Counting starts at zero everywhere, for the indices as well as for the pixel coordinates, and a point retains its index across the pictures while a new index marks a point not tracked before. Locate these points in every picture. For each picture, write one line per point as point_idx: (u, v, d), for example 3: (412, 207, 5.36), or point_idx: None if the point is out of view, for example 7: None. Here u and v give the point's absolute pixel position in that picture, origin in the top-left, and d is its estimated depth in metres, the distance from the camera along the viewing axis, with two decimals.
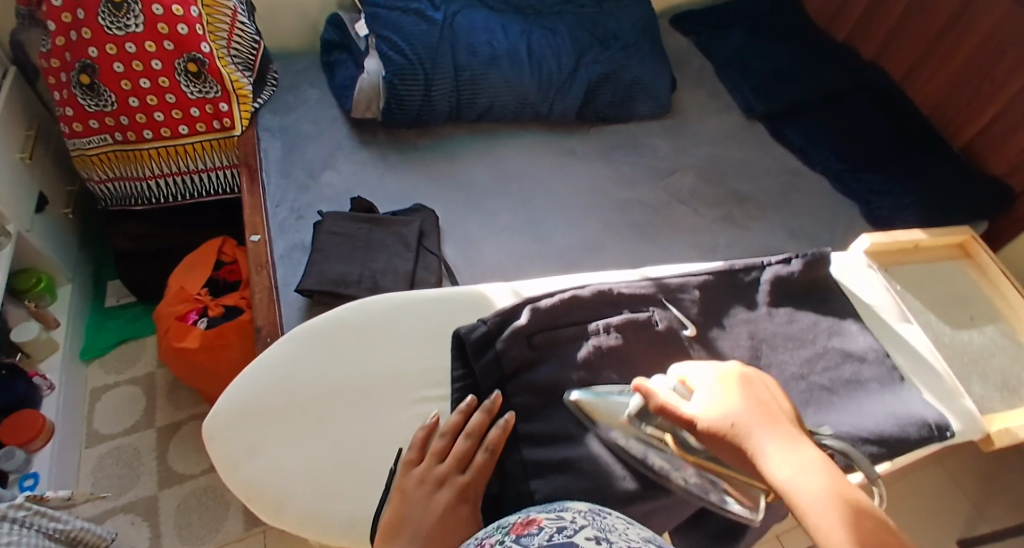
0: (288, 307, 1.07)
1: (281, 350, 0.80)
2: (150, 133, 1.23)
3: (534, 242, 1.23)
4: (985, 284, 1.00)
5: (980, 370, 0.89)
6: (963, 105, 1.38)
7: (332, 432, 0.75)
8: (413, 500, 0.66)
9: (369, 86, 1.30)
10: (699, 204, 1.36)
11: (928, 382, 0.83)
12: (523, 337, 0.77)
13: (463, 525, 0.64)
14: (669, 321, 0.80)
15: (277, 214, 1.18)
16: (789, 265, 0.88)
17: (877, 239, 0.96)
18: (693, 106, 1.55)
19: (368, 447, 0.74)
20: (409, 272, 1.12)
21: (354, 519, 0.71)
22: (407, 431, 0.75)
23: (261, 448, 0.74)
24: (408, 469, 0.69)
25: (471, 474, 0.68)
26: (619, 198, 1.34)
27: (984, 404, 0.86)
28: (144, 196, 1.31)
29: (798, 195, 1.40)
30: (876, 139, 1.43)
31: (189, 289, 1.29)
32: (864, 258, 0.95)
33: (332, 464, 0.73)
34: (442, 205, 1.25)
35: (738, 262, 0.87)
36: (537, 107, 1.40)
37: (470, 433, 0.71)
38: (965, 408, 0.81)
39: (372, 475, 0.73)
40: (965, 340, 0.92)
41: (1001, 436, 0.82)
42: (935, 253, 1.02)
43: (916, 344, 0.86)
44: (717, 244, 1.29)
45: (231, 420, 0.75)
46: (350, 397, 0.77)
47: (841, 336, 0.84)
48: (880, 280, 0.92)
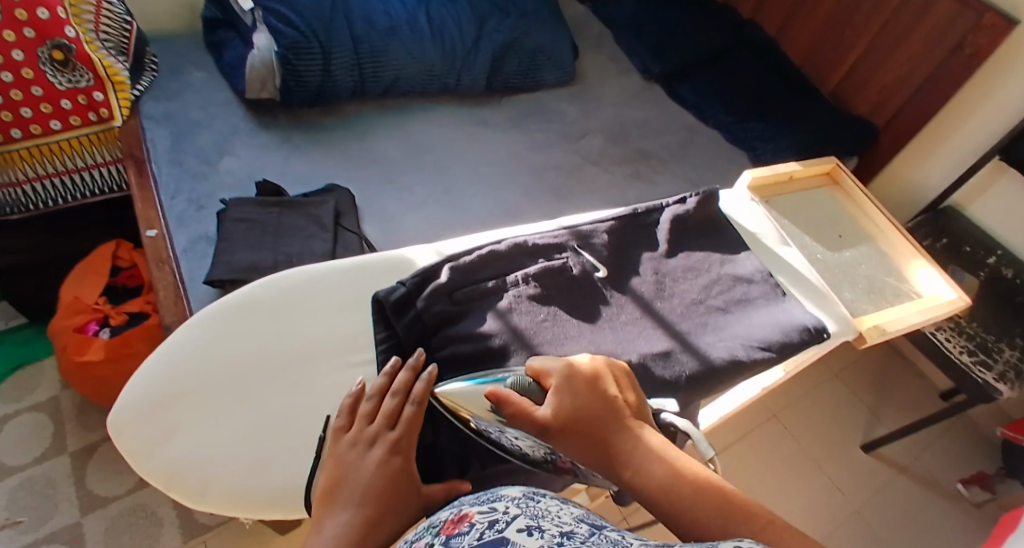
0: (200, 301, 1.02)
1: (186, 334, 0.76)
2: (19, 131, 1.13)
3: (454, 212, 1.22)
4: (851, 206, 1.09)
5: (850, 279, 0.98)
6: (830, 55, 1.49)
7: (249, 410, 0.72)
8: (345, 466, 0.64)
9: (261, 64, 1.22)
10: (609, 163, 1.39)
11: (807, 291, 0.88)
12: (443, 293, 0.76)
13: (398, 477, 0.64)
14: (583, 266, 0.82)
15: (174, 207, 1.12)
16: (685, 204, 0.92)
17: (759, 174, 1.01)
18: (595, 70, 1.58)
19: (292, 419, 0.72)
20: (327, 251, 1.09)
21: (288, 490, 0.69)
22: (331, 398, 0.73)
23: (178, 434, 0.70)
24: (336, 436, 0.67)
25: (402, 430, 0.67)
26: (533, 162, 1.35)
27: (854, 305, 0.94)
28: (18, 203, 1.19)
29: (698, 146, 1.46)
30: (763, 88, 1.52)
31: (85, 299, 1.20)
32: (748, 194, 1.01)
33: (256, 439, 0.71)
34: (353, 183, 1.22)
35: (640, 205, 0.91)
36: (443, 79, 1.39)
37: (397, 391, 0.69)
38: (839, 311, 0.87)
39: (300, 446, 0.71)
40: (837, 257, 1.00)
41: (873, 333, 0.88)
42: (807, 182, 1.10)
43: (796, 263, 0.92)
44: (630, 198, 1.33)
45: (138, 412, 0.71)
46: (265, 373, 0.74)
47: (732, 263, 0.88)
48: (763, 212, 0.98)
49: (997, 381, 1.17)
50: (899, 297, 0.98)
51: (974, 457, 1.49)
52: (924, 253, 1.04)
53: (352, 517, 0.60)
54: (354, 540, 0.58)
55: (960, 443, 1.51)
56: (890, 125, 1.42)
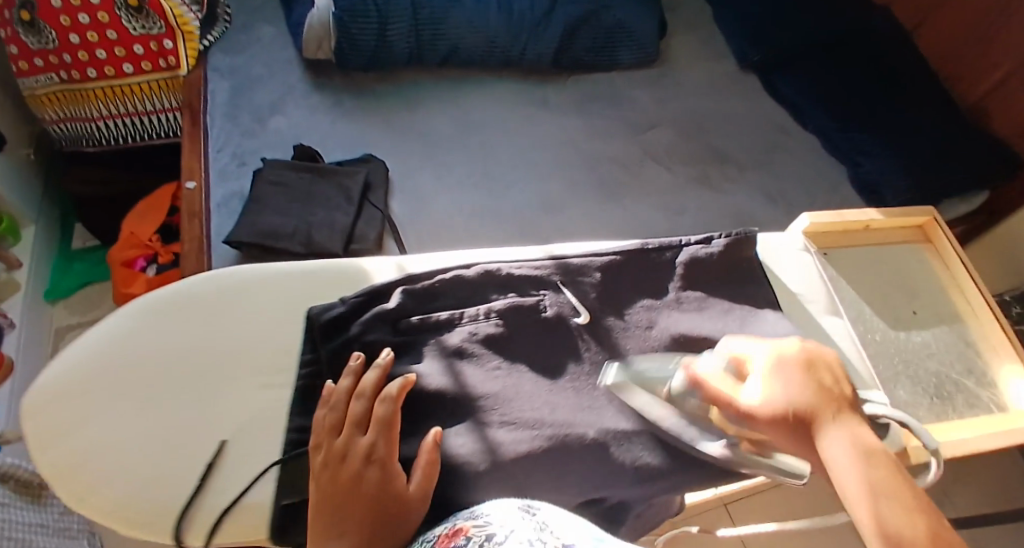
0: (218, 259, 1.05)
1: (118, 321, 0.70)
2: (95, 72, 1.20)
3: (487, 199, 1.16)
4: (944, 274, 0.81)
5: (910, 373, 0.73)
6: (975, 59, 1.23)
7: (154, 416, 0.65)
8: (334, 485, 0.55)
9: (318, 24, 1.20)
10: (674, 163, 1.26)
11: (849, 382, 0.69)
12: (386, 321, 0.67)
13: (382, 491, 0.55)
14: (560, 307, 0.69)
15: (218, 161, 1.14)
16: (710, 245, 0.74)
17: (818, 219, 0.78)
18: (683, 53, 1.42)
19: (192, 434, 0.64)
20: (347, 225, 1.06)
21: (165, 511, 0.61)
22: (238, 419, 0.65)
23: (85, 427, 0.64)
24: (327, 439, 0.59)
25: (374, 436, 0.58)
26: (588, 153, 1.25)
27: (908, 411, 0.70)
28: (96, 138, 1.29)
29: (784, 155, 1.28)
30: (880, 92, 1.29)
31: (140, 235, 1.27)
32: (801, 241, 0.79)
33: (157, 452, 0.63)
34: (391, 155, 1.18)
35: (652, 239, 0.74)
36: (506, 52, 1.30)
37: (391, 397, 0.60)
38: (886, 414, 0.67)
39: (193, 465, 0.63)
40: (901, 340, 0.75)
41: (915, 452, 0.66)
42: (891, 233, 0.83)
43: (840, 341, 0.72)
44: (688, 206, 1.19)
45: (50, 395, 0.65)
46: (183, 376, 0.67)
47: (758, 328, 0.70)
48: (814, 268, 0.77)
49: None
50: (975, 410, 0.71)
51: None
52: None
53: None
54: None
55: None
56: None
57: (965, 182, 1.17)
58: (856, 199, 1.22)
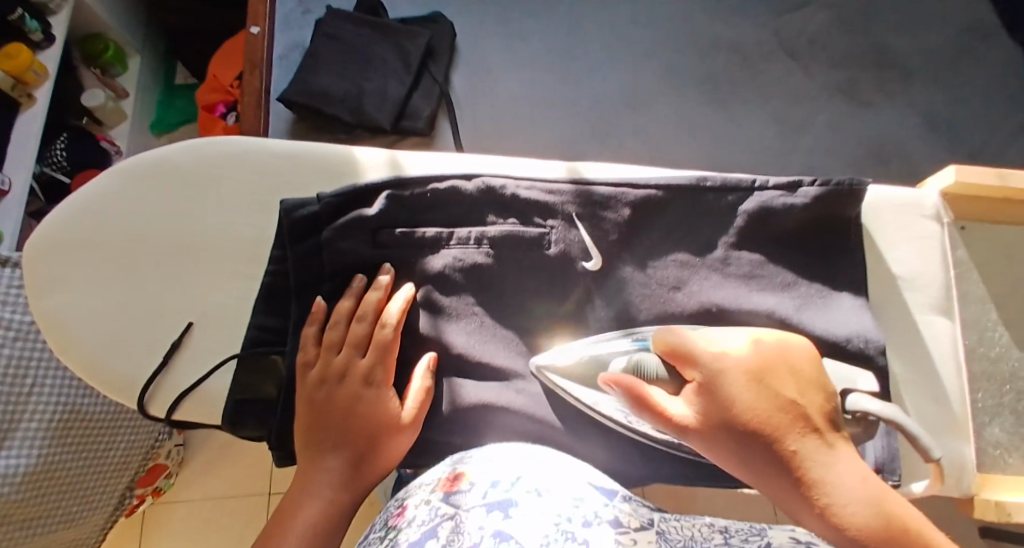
0: (275, 118, 1.00)
1: (103, 179, 0.63)
2: None
3: (566, 84, 0.98)
4: None
5: (1021, 407, 0.55)
6: None
7: (130, 291, 0.60)
8: (329, 404, 0.54)
9: None
10: (813, 62, 1.00)
11: (918, 403, 0.54)
12: (363, 230, 0.58)
13: (373, 416, 0.53)
14: (567, 246, 0.57)
15: (285, 7, 1.05)
16: (794, 195, 0.56)
17: (965, 177, 0.56)
18: None
19: (163, 316, 0.60)
20: (399, 99, 0.95)
21: (132, 390, 0.59)
22: (210, 310, 0.60)
23: (57, 294, 0.60)
24: (325, 355, 0.55)
25: (373, 359, 0.55)
26: (704, 37, 1.01)
27: (997, 457, 0.54)
28: None
29: (962, 68, 0.99)
30: None
31: (222, 79, 1.24)
32: (929, 205, 0.58)
33: (127, 329, 0.60)
34: (465, 16, 1.02)
35: (711, 173, 0.57)
36: None
37: (390, 322, 0.56)
38: (958, 450, 0.53)
39: (159, 348, 0.59)
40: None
41: (982, 507, 0.52)
42: None
43: (931, 348, 0.55)
44: (813, 124, 0.96)
45: (31, 251, 0.60)
46: (162, 254, 0.61)
47: (816, 313, 0.54)
48: (936, 246, 0.57)
49: None
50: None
51: None
52: None
53: (334, 470, 0.52)
54: (338, 496, 0.52)
55: None
56: None
57: None
58: None
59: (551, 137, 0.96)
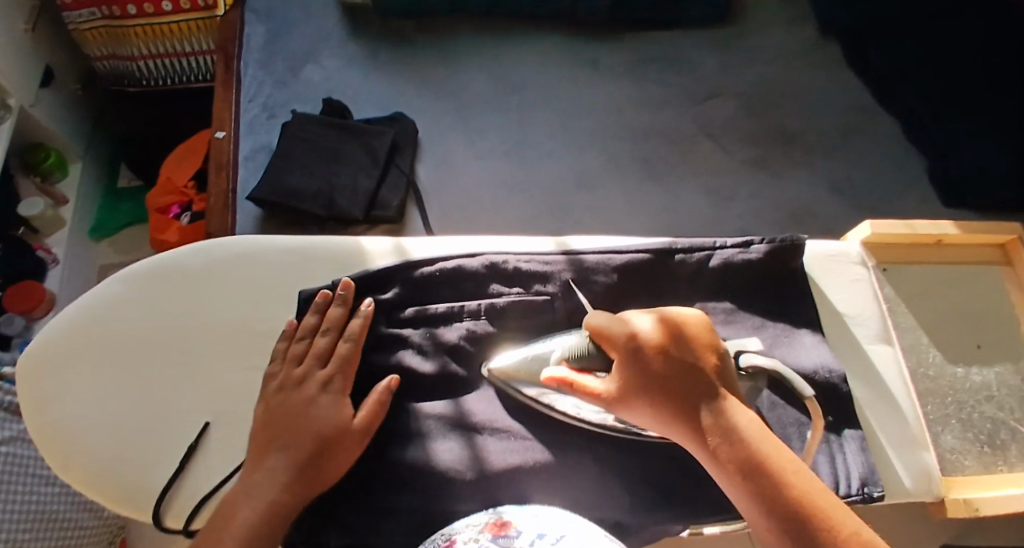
0: (243, 215, 1.03)
1: (112, 287, 0.66)
2: (133, 8, 1.17)
3: (520, 169, 1.09)
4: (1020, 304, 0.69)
5: (965, 416, 0.62)
6: None
7: (138, 392, 0.62)
8: (286, 410, 0.56)
9: None
10: (731, 141, 1.15)
11: (882, 424, 0.60)
12: (381, 312, 0.63)
13: (328, 421, 0.56)
14: (570, 311, 0.64)
15: (249, 111, 1.11)
16: (748, 251, 0.65)
17: (879, 226, 0.67)
18: (760, 15, 1.28)
19: (172, 415, 0.61)
20: (369, 191, 1.02)
21: (141, 494, 0.59)
22: (219, 406, 0.61)
23: (65, 400, 0.61)
24: (287, 365, 0.59)
25: (331, 368, 0.59)
26: (636, 125, 1.15)
27: (953, 458, 0.60)
28: (135, 78, 1.29)
29: (854, 139, 1.15)
30: (982, 73, 1.12)
31: (176, 180, 1.27)
32: (855, 251, 0.68)
33: (136, 430, 0.61)
34: (424, 114, 1.12)
35: (681, 239, 0.65)
36: (558, 5, 1.20)
37: (352, 335, 0.60)
38: (923, 462, 0.59)
39: (169, 447, 0.60)
40: (957, 376, 0.64)
41: (956, 506, 0.57)
42: (964, 249, 0.71)
43: (885, 371, 0.62)
44: (739, 192, 1.09)
45: (37, 361, 0.63)
46: (169, 353, 0.63)
47: (788, 349, 0.61)
48: (870, 284, 0.67)
49: None
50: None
51: None
52: None
53: (280, 470, 0.54)
54: (279, 493, 0.53)
55: None
56: None
57: None
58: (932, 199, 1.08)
59: (513, 217, 1.05)
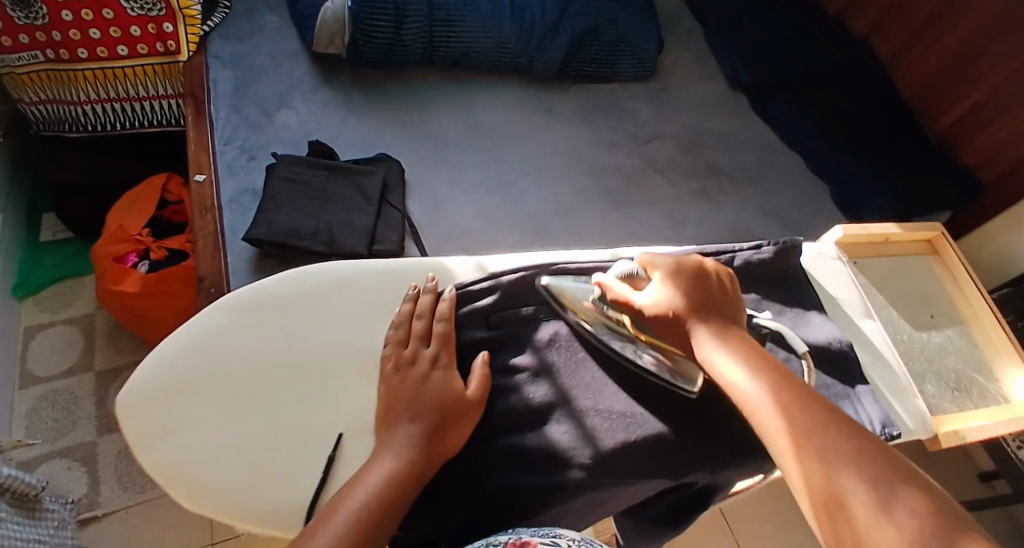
0: (234, 256, 1.00)
1: (214, 317, 0.70)
2: (85, 52, 1.13)
3: (501, 202, 1.18)
4: (949, 284, 0.96)
5: (935, 370, 0.86)
6: (945, 92, 1.34)
7: (264, 412, 0.65)
8: (402, 384, 0.65)
9: (333, 19, 1.20)
10: (674, 174, 1.32)
11: (885, 380, 0.78)
12: (480, 316, 0.74)
13: (441, 389, 0.64)
14: None
15: (226, 153, 1.09)
16: (761, 251, 0.80)
17: (852, 229, 0.89)
18: (677, 69, 1.50)
19: (303, 428, 0.65)
20: (368, 227, 1.05)
21: (289, 505, 0.62)
22: (349, 414, 0.67)
23: (188, 422, 0.64)
24: (395, 349, 0.68)
25: (436, 346, 0.68)
26: (594, 162, 1.29)
27: (936, 402, 0.82)
28: (79, 122, 1.22)
29: (772, 171, 1.37)
30: (858, 117, 1.40)
31: (130, 228, 1.20)
32: (834, 250, 0.87)
33: (269, 445, 0.64)
34: (405, 155, 1.18)
35: (708, 246, 0.81)
36: (515, 58, 1.33)
37: (444, 317, 0.70)
38: (916, 407, 0.77)
39: (309, 458, 0.64)
40: (923, 340, 0.88)
41: (948, 437, 0.77)
42: (904, 246, 0.98)
43: (876, 341, 0.80)
44: (689, 217, 1.26)
45: (151, 394, 0.65)
46: (288, 371, 0.68)
47: (805, 327, 0.77)
48: (848, 275, 0.85)
49: None
50: (985, 400, 0.86)
51: None
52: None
53: (411, 433, 0.61)
54: (415, 454, 0.60)
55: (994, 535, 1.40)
56: (993, 187, 1.28)
57: (932, 203, 1.29)
58: (839, 217, 1.31)
59: (502, 246, 1.12)
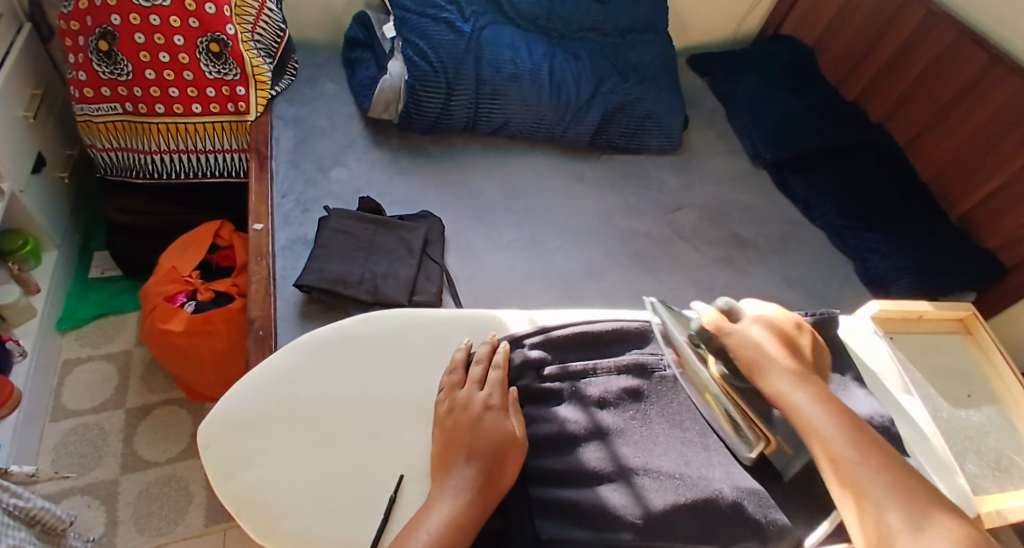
0: (284, 300, 1.05)
1: (287, 359, 0.78)
2: (162, 108, 1.22)
3: (538, 262, 1.23)
4: (983, 362, 1.03)
5: (976, 449, 0.92)
6: (965, 175, 1.41)
7: (330, 451, 0.72)
8: (457, 426, 0.70)
9: (390, 89, 1.30)
10: (701, 244, 1.37)
11: (927, 456, 0.82)
12: (533, 368, 0.80)
13: (491, 430, 0.69)
14: None
15: (283, 206, 1.16)
16: None
17: (886, 306, 1.00)
18: (703, 146, 1.58)
19: (366, 467, 0.71)
20: (410, 278, 1.09)
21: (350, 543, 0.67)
22: (408, 455, 0.72)
23: (261, 457, 0.71)
24: (450, 393, 0.74)
25: (490, 391, 0.73)
26: (624, 229, 1.35)
27: (977, 481, 0.89)
28: (145, 170, 1.29)
29: (798, 247, 1.42)
30: (877, 200, 1.46)
31: (181, 270, 1.26)
32: (869, 325, 0.96)
33: (332, 484, 0.70)
34: (447, 214, 1.25)
35: None
36: (551, 129, 1.41)
37: (499, 365, 0.76)
38: (959, 485, 0.80)
39: (369, 498, 0.69)
40: (962, 418, 0.95)
41: (991, 518, 0.83)
42: (937, 324, 1.06)
43: (917, 418, 0.86)
44: (716, 285, 1.30)
45: (230, 427, 0.73)
46: (352, 413, 0.75)
47: (847, 400, 0.82)
48: (886, 348, 0.93)
49: None
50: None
51: None
52: None
53: (469, 475, 0.66)
54: (472, 496, 0.65)
55: None
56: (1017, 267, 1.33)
57: (953, 283, 1.33)
58: (863, 292, 1.36)
59: (537, 301, 1.17)
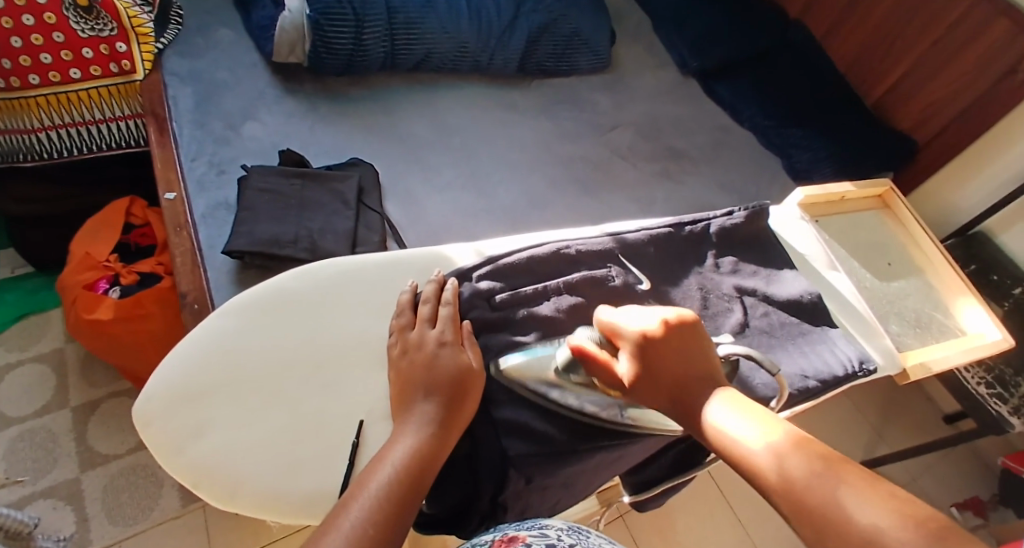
0: (216, 270, 0.98)
1: (222, 325, 0.74)
2: (36, 78, 1.10)
3: (479, 197, 1.20)
4: (900, 232, 1.09)
5: (897, 310, 0.97)
6: (880, 61, 1.42)
7: (283, 412, 0.70)
8: (413, 367, 0.68)
9: (292, 27, 1.20)
10: (638, 158, 1.36)
11: (854, 322, 0.91)
12: (484, 298, 0.78)
13: (448, 365, 0.67)
14: (625, 277, 0.84)
15: (195, 169, 1.08)
16: (732, 217, 0.93)
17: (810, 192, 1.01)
18: (629, 59, 1.55)
19: (324, 420, 0.70)
20: (349, 230, 1.05)
21: (318, 496, 0.67)
22: (366, 402, 0.71)
23: (209, 427, 0.69)
24: (401, 334, 0.71)
25: (441, 327, 0.71)
26: (562, 153, 1.32)
27: (900, 339, 0.94)
28: (33, 151, 1.17)
29: (730, 149, 1.43)
30: (804, 93, 1.47)
31: (96, 255, 1.17)
32: (798, 212, 1.01)
33: (289, 440, 0.69)
34: (377, 159, 1.19)
35: (685, 216, 0.92)
36: (476, 58, 1.35)
37: (448, 301, 0.74)
38: (885, 346, 0.89)
39: (332, 450, 0.69)
40: (886, 286, 1.00)
41: (917, 371, 0.90)
42: (858, 203, 1.10)
43: (843, 290, 0.94)
44: (657, 197, 1.30)
45: (170, 401, 0.70)
46: (303, 370, 0.72)
47: (779, 284, 0.89)
48: (812, 232, 1.00)
49: (1013, 415, 1.16)
50: (944, 333, 0.98)
51: (974, 485, 1.49)
52: (973, 289, 1.02)
53: (431, 412, 0.64)
54: (436, 431, 0.63)
55: (962, 472, 1.51)
56: (930, 145, 1.37)
57: (880, 164, 1.37)
58: (792, 185, 1.40)
59: (484, 236, 1.14)
